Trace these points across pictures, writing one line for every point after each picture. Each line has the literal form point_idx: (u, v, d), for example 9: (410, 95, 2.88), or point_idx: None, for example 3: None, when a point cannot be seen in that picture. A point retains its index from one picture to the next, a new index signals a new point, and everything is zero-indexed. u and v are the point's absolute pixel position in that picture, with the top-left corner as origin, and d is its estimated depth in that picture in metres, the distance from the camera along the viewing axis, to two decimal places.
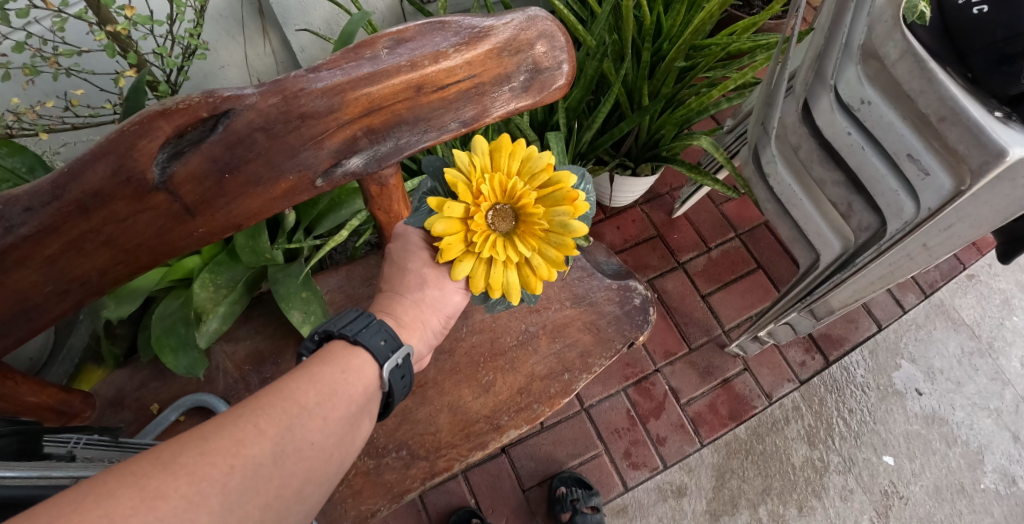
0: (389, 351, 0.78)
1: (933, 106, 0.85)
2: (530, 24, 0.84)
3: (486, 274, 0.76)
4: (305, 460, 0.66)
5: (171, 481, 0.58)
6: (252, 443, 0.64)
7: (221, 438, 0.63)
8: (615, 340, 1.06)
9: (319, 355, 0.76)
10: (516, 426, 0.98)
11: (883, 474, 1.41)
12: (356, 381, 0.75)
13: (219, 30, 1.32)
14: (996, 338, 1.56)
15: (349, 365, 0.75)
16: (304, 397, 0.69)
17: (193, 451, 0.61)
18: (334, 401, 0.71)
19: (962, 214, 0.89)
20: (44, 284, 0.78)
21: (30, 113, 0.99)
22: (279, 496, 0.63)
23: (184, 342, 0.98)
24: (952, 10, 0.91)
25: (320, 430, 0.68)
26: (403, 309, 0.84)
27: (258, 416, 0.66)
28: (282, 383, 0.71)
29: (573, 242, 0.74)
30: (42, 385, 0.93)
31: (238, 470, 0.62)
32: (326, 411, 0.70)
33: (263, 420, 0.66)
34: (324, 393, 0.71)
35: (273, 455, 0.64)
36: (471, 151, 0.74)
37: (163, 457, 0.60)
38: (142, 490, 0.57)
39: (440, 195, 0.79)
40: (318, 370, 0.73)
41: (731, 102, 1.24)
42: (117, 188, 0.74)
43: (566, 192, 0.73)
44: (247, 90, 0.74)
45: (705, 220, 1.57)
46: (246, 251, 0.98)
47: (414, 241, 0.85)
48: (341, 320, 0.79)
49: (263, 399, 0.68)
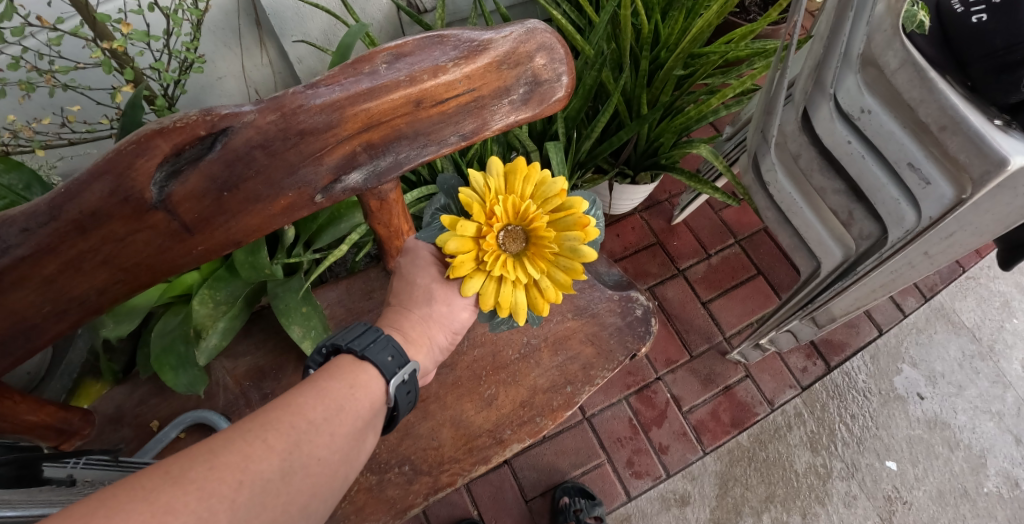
0: (396, 367, 0.77)
1: (934, 115, 0.85)
2: (530, 36, 0.84)
3: (494, 291, 0.75)
4: (311, 475, 0.65)
5: (181, 496, 0.58)
6: (260, 458, 0.63)
7: (230, 453, 0.62)
8: (617, 351, 1.05)
9: (326, 369, 0.75)
10: (519, 439, 0.97)
11: (886, 479, 1.41)
12: (363, 396, 0.74)
13: (216, 41, 1.31)
14: (996, 340, 1.56)
15: (356, 380, 0.75)
16: (311, 412, 0.69)
17: (202, 466, 0.60)
18: (341, 416, 0.70)
19: (964, 222, 0.88)
20: (43, 303, 0.77)
21: (27, 129, 0.98)
22: (286, 512, 0.63)
23: (184, 360, 0.97)
24: (952, 17, 0.90)
25: (327, 445, 0.68)
26: (409, 322, 0.83)
27: (266, 431, 0.65)
28: (290, 397, 0.70)
29: (582, 267, 0.74)
30: (42, 403, 0.92)
31: (247, 485, 0.61)
32: (333, 427, 0.69)
33: (272, 435, 0.65)
34: (332, 409, 0.70)
35: (281, 470, 0.63)
36: (486, 172, 0.74)
37: (172, 471, 0.59)
38: (151, 504, 0.57)
39: (453, 213, 0.80)
40: (327, 385, 0.72)
41: (731, 109, 1.24)
42: (116, 207, 0.73)
43: (578, 218, 0.74)
44: (246, 108, 0.74)
45: (705, 227, 1.57)
46: (246, 266, 0.97)
47: (424, 257, 0.85)
48: (349, 334, 0.79)
49: (272, 414, 0.67)
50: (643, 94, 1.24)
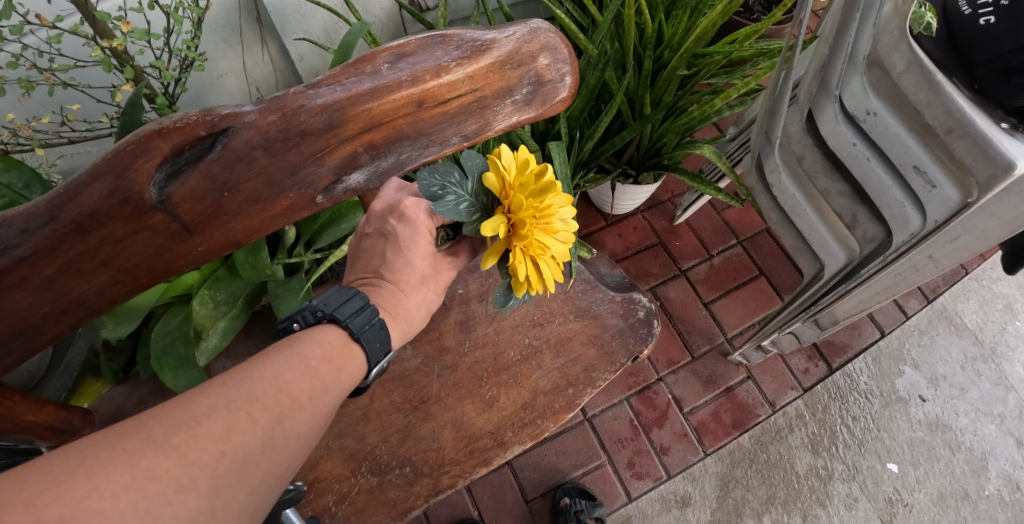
0: (380, 354, 0.76)
1: (940, 118, 0.84)
2: (533, 36, 0.85)
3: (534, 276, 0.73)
4: (289, 451, 0.64)
5: (162, 461, 0.56)
6: (244, 430, 0.61)
7: (214, 422, 0.60)
8: (619, 353, 1.03)
9: (315, 343, 0.72)
10: (520, 441, 0.96)
11: (888, 481, 1.40)
12: (346, 381, 0.72)
13: (217, 39, 1.31)
14: (998, 343, 1.56)
15: (343, 363, 0.73)
16: (298, 390, 0.67)
17: (186, 433, 0.58)
18: (324, 397, 0.69)
19: (969, 226, 0.88)
20: (42, 304, 0.77)
21: (27, 128, 0.97)
22: (263, 484, 0.62)
23: (185, 361, 0.96)
24: (960, 21, 0.91)
25: (307, 423, 0.66)
26: (398, 304, 0.81)
27: (251, 403, 0.63)
28: (276, 368, 0.67)
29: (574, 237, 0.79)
30: (42, 403, 0.92)
31: (228, 455, 0.60)
32: (316, 404, 0.67)
33: (257, 407, 0.63)
34: (317, 389, 0.68)
35: (263, 444, 0.62)
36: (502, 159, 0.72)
37: (156, 436, 0.57)
38: (133, 468, 0.55)
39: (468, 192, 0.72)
40: (315, 364, 0.69)
41: (734, 109, 1.23)
42: (114, 208, 0.73)
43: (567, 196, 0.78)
44: (246, 108, 0.74)
45: (707, 228, 1.57)
46: (246, 266, 0.96)
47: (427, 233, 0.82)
48: (349, 309, 0.74)
49: (257, 385, 0.65)
50: (647, 94, 1.23)
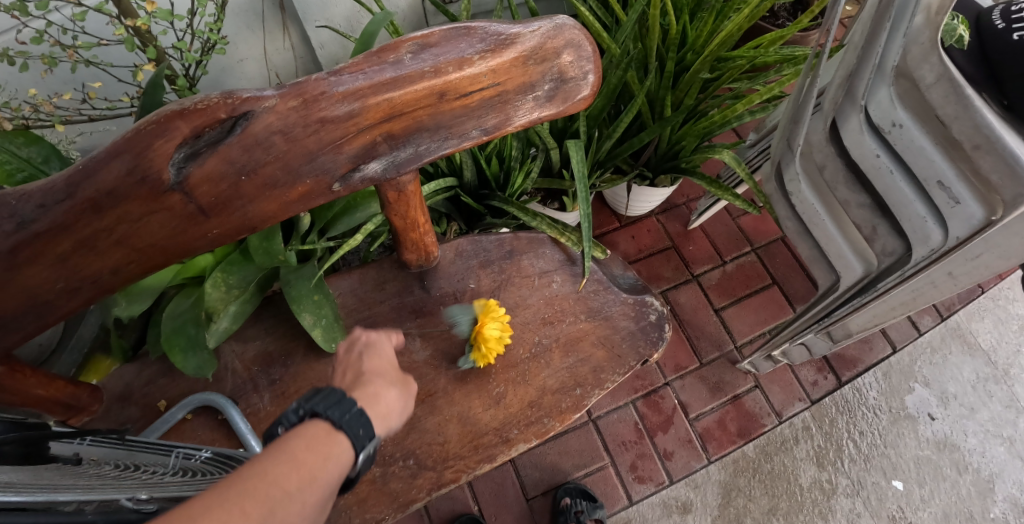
0: (367, 440, 0.66)
1: (968, 133, 0.83)
2: (558, 32, 0.83)
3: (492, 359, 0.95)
4: None
5: None
6: None
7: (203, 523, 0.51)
8: (629, 356, 1.01)
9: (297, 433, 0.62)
10: (525, 439, 0.94)
11: (892, 498, 1.39)
12: (337, 469, 0.62)
13: (240, 24, 1.31)
14: (1012, 364, 1.54)
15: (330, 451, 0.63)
16: (288, 481, 0.57)
17: None
18: (317, 485, 0.59)
19: (991, 244, 0.87)
20: (56, 280, 0.78)
21: (47, 104, 0.98)
22: None
23: (195, 342, 0.93)
24: (992, 35, 0.90)
25: (301, 514, 0.57)
26: (375, 387, 0.73)
27: (240, 499, 0.54)
28: (259, 458, 0.58)
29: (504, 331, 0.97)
30: (51, 377, 0.93)
31: None
32: (306, 495, 0.58)
33: (249, 500, 0.54)
34: (305, 479, 0.59)
35: None
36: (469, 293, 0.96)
37: None
38: None
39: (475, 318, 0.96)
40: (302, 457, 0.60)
41: (755, 115, 1.21)
42: (132, 188, 0.73)
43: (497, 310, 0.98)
44: (268, 92, 0.73)
45: (722, 233, 1.55)
46: (260, 251, 0.95)
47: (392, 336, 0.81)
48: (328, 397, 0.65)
49: (243, 478, 0.56)
50: (668, 96, 1.22)
